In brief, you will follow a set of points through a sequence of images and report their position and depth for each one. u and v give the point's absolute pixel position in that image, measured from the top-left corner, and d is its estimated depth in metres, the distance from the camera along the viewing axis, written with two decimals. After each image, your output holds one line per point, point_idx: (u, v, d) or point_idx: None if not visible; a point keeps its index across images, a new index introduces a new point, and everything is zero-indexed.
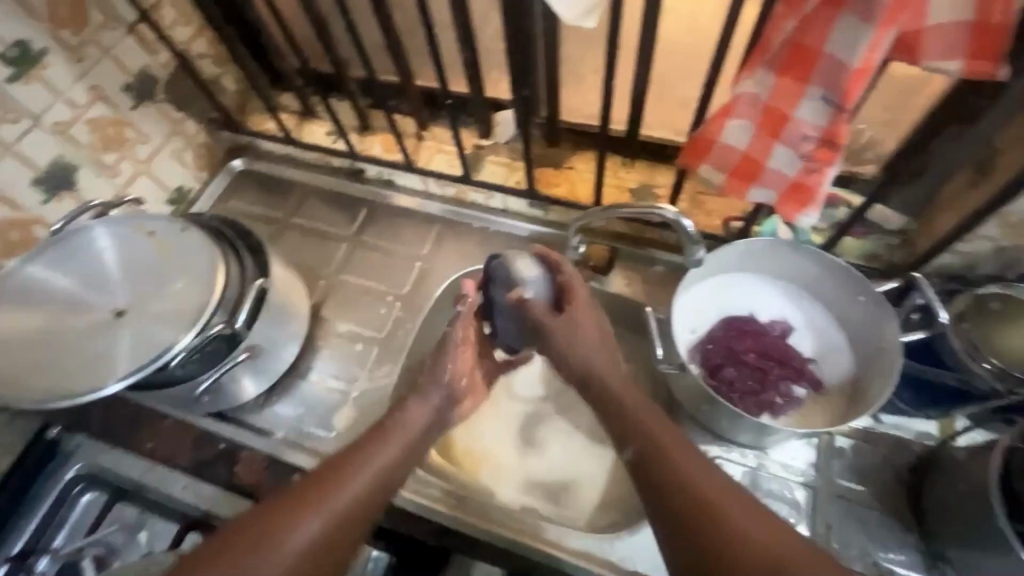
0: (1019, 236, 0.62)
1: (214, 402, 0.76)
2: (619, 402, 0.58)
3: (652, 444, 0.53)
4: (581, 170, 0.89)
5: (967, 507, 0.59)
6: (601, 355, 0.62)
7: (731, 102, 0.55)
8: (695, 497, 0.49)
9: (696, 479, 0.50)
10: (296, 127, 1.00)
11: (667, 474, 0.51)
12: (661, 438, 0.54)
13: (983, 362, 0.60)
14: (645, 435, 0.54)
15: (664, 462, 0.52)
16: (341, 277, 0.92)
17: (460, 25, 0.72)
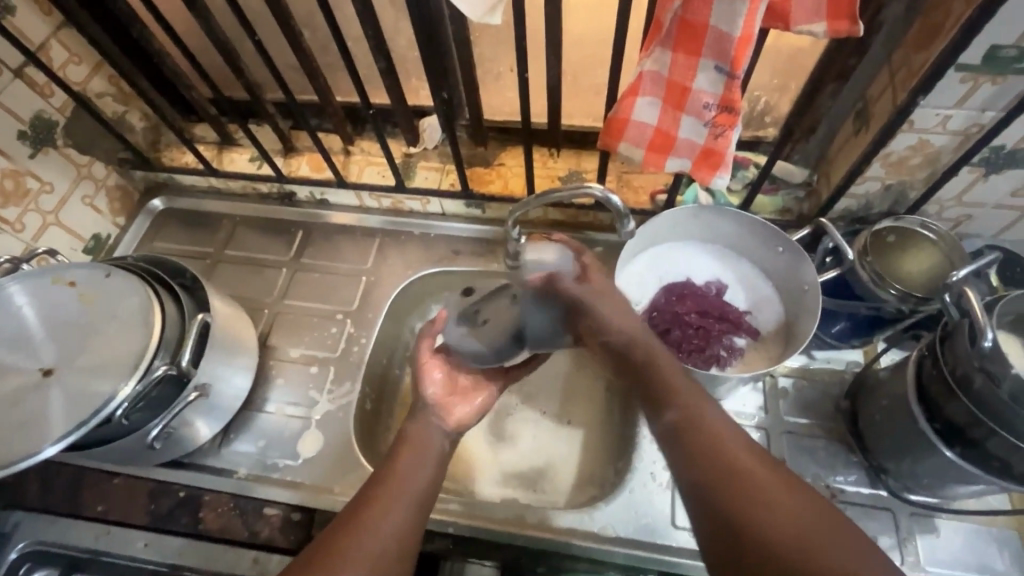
0: (901, 174, 0.70)
1: (168, 451, 0.72)
2: (659, 373, 0.58)
3: (691, 410, 0.54)
4: (512, 165, 0.91)
5: (894, 420, 0.65)
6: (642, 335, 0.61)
7: (637, 81, 0.59)
8: (721, 461, 0.50)
9: (727, 446, 0.51)
10: (216, 156, 0.97)
11: (700, 439, 0.52)
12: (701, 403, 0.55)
13: (889, 289, 0.67)
14: (684, 402, 0.55)
15: (699, 428, 0.53)
16: (285, 303, 0.90)
17: (373, 36, 0.73)
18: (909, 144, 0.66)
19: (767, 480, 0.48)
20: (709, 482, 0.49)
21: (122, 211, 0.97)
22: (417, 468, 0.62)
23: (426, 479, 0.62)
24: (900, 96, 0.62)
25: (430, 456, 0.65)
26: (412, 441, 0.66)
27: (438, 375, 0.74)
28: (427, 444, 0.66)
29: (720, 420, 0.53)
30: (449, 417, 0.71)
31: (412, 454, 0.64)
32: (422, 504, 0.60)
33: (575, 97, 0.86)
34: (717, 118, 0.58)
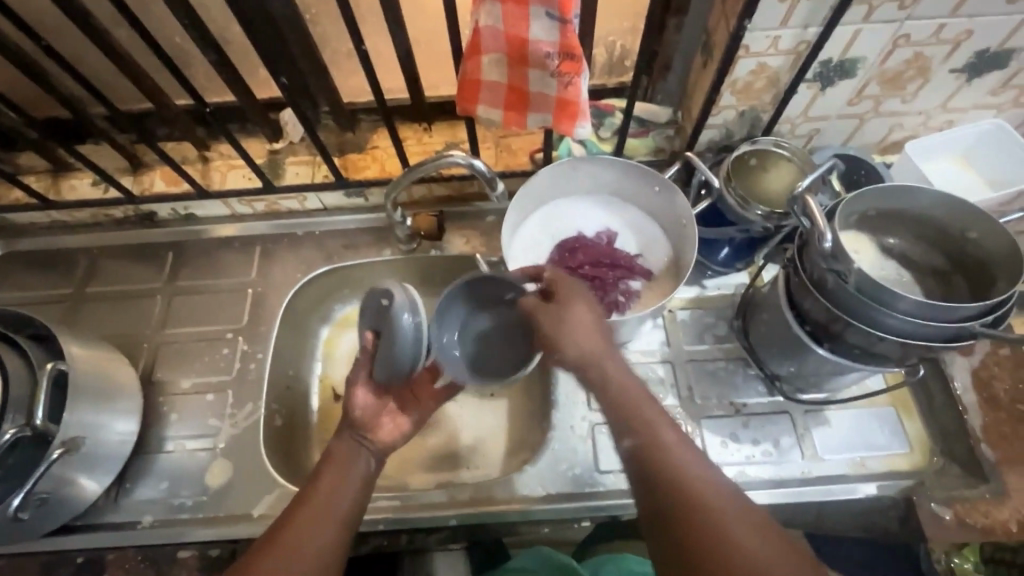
0: (750, 98, 0.73)
1: (51, 518, 0.65)
2: (629, 403, 0.57)
3: (663, 452, 0.53)
4: (386, 146, 0.87)
5: (776, 330, 0.70)
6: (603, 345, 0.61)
7: (477, 38, 0.57)
8: (692, 508, 0.49)
9: (699, 490, 0.50)
10: (51, 186, 0.87)
11: (671, 485, 0.51)
12: (671, 442, 0.54)
13: (756, 210, 0.70)
14: (653, 439, 0.54)
15: (672, 472, 0.52)
16: (166, 333, 0.83)
17: (191, 26, 0.66)
18: (749, 69, 0.69)
19: (738, 527, 0.48)
20: (682, 534, 0.48)
21: None
22: (342, 489, 0.61)
23: (350, 503, 0.60)
24: (731, 23, 0.64)
25: (355, 472, 0.63)
26: (339, 458, 0.64)
27: (362, 391, 0.68)
28: (353, 462, 0.64)
29: (691, 460, 0.53)
30: (378, 433, 0.67)
31: (338, 473, 0.62)
32: (349, 513, 0.60)
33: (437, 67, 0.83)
34: (562, 67, 0.58)
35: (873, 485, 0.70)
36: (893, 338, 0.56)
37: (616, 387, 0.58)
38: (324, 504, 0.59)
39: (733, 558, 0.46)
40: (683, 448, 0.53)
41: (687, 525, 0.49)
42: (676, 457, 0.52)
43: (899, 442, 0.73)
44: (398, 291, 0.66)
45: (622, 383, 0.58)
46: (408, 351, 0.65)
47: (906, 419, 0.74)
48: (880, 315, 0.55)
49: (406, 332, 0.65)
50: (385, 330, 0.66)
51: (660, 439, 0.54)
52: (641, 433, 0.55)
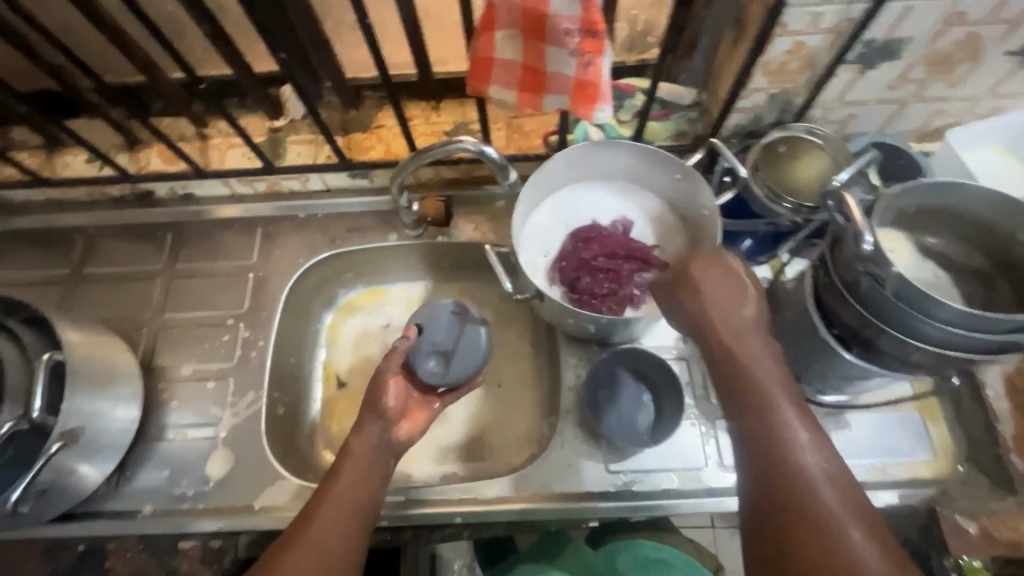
0: (783, 80, 0.68)
1: (50, 507, 0.64)
2: (731, 350, 0.49)
3: (752, 398, 0.47)
4: (391, 125, 0.83)
5: (799, 330, 0.67)
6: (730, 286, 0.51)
7: (491, 13, 0.53)
8: (787, 487, 0.44)
9: (797, 472, 0.44)
10: (45, 164, 0.84)
11: (768, 465, 0.45)
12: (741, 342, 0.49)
13: (783, 203, 0.67)
14: (741, 366, 0.48)
15: (763, 449, 0.46)
16: (166, 318, 0.81)
17: None
18: (785, 48, 0.63)
19: (840, 508, 0.43)
20: (779, 514, 0.44)
21: None
22: (356, 486, 0.59)
23: (365, 496, 0.58)
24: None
25: (368, 469, 0.61)
26: (356, 452, 0.61)
27: (394, 384, 0.66)
28: (370, 457, 0.61)
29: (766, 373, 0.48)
30: (400, 430, 0.65)
31: (352, 469, 0.60)
32: (365, 513, 0.58)
33: None
34: (582, 46, 0.53)
35: (894, 494, 0.67)
36: (930, 347, 0.52)
37: (727, 316, 0.50)
38: (339, 503, 0.57)
39: (837, 539, 0.42)
40: (777, 387, 0.47)
41: (778, 508, 0.44)
42: (782, 422, 0.46)
43: (923, 449, 0.70)
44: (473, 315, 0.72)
45: (708, 278, 0.52)
46: (464, 370, 0.69)
47: (931, 425, 0.71)
48: (917, 323, 0.51)
49: (475, 353, 0.70)
50: (454, 339, 0.69)
51: (739, 355, 0.49)
52: (734, 381, 0.49)
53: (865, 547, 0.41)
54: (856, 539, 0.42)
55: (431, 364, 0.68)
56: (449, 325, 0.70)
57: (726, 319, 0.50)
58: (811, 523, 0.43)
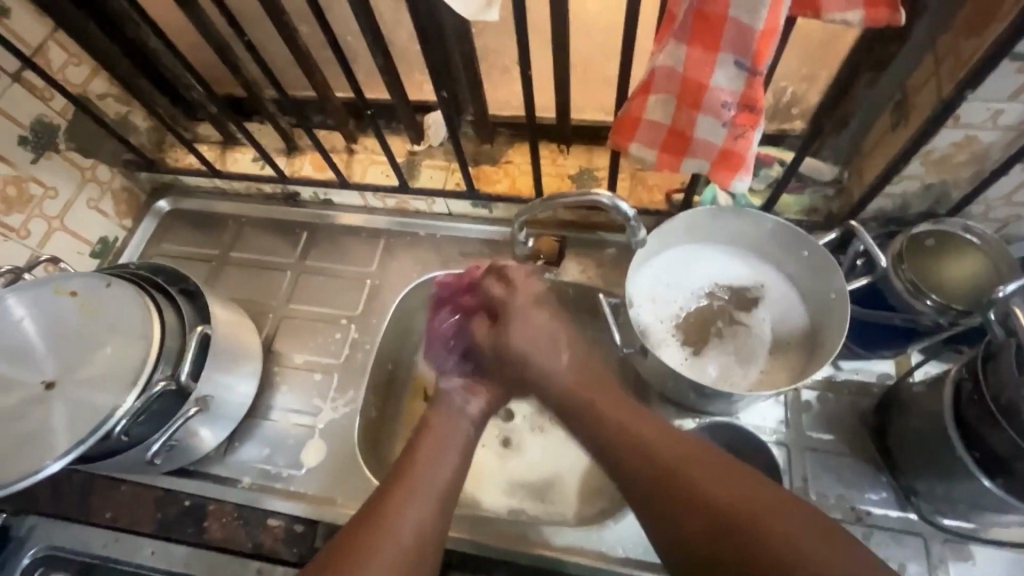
0: (944, 172, 0.64)
1: (171, 462, 0.71)
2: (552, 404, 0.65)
3: (633, 456, 0.55)
4: (519, 162, 0.87)
5: (927, 442, 0.61)
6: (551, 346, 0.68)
7: (649, 77, 0.54)
8: (707, 510, 0.49)
9: (704, 490, 0.50)
10: (219, 157, 0.96)
11: (680, 483, 0.52)
12: (629, 422, 0.58)
13: (925, 299, 0.62)
14: (620, 428, 0.58)
15: (669, 493, 0.52)
16: (289, 307, 0.89)
17: (369, 30, 0.68)
18: (954, 140, 0.59)
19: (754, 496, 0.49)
20: (710, 538, 0.48)
21: (128, 214, 0.96)
22: (437, 464, 0.62)
23: (448, 473, 0.62)
24: (944, 89, 0.56)
25: (454, 443, 0.65)
26: (438, 432, 0.65)
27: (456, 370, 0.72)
28: (456, 425, 0.67)
29: (652, 431, 0.57)
30: (473, 403, 0.69)
31: (437, 449, 0.63)
32: (448, 491, 0.60)
33: (587, 90, 0.82)
34: (737, 118, 0.53)
35: None
36: None
37: (556, 385, 0.65)
38: (425, 478, 0.60)
39: (769, 524, 0.47)
40: (621, 417, 0.59)
41: (709, 526, 0.48)
42: (669, 457, 0.54)
43: None
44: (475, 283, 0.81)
45: (539, 335, 0.68)
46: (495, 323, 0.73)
47: None
48: None
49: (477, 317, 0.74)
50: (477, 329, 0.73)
51: (619, 427, 0.58)
52: (620, 448, 0.57)
53: (790, 517, 0.47)
54: (784, 514, 0.47)
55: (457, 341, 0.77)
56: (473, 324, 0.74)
57: (573, 394, 0.63)
58: (736, 522, 0.47)
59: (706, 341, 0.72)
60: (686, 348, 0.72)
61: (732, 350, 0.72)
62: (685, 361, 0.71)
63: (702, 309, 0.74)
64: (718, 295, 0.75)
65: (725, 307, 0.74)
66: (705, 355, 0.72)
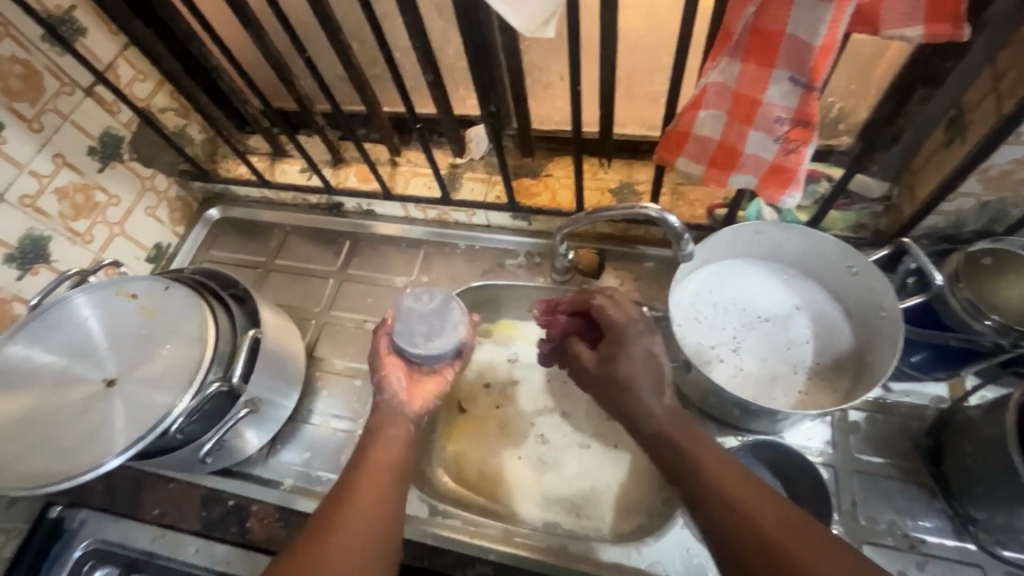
0: (1003, 189, 0.62)
1: (218, 461, 0.73)
2: (639, 434, 0.60)
3: (715, 504, 0.52)
4: (560, 175, 0.88)
5: (987, 469, 0.59)
6: (654, 387, 0.60)
7: (700, 93, 0.54)
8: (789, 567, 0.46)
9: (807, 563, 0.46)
10: (268, 168, 0.99)
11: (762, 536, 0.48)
12: (705, 459, 0.55)
13: (984, 320, 0.60)
14: (703, 475, 0.54)
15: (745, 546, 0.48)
16: (331, 314, 0.91)
17: (420, 47, 0.71)
18: (1014, 157, 0.58)
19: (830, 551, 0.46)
20: None
21: (181, 221, 1.00)
22: (390, 449, 0.65)
23: (398, 458, 0.64)
24: (1006, 105, 0.54)
25: (396, 434, 0.67)
26: (381, 426, 0.68)
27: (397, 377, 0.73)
28: (396, 418, 0.69)
29: (727, 475, 0.53)
30: (411, 402, 0.71)
31: (387, 438, 0.66)
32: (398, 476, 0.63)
33: (630, 106, 0.82)
34: (789, 134, 0.53)
35: None
36: None
37: (651, 421, 0.59)
38: (381, 464, 0.63)
39: None
40: (704, 456, 0.55)
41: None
42: (753, 503, 0.51)
43: None
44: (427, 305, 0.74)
45: (640, 378, 0.60)
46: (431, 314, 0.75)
47: None
48: None
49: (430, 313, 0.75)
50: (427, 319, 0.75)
51: (706, 476, 0.54)
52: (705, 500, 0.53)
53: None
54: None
55: (417, 333, 0.74)
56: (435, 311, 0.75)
57: (666, 434, 0.58)
58: None
59: (758, 363, 0.71)
60: (733, 367, 0.71)
61: (776, 366, 0.71)
62: (735, 379, 0.70)
63: (746, 326, 0.73)
64: (760, 312, 0.74)
65: (764, 326, 0.73)
66: (753, 373, 0.70)
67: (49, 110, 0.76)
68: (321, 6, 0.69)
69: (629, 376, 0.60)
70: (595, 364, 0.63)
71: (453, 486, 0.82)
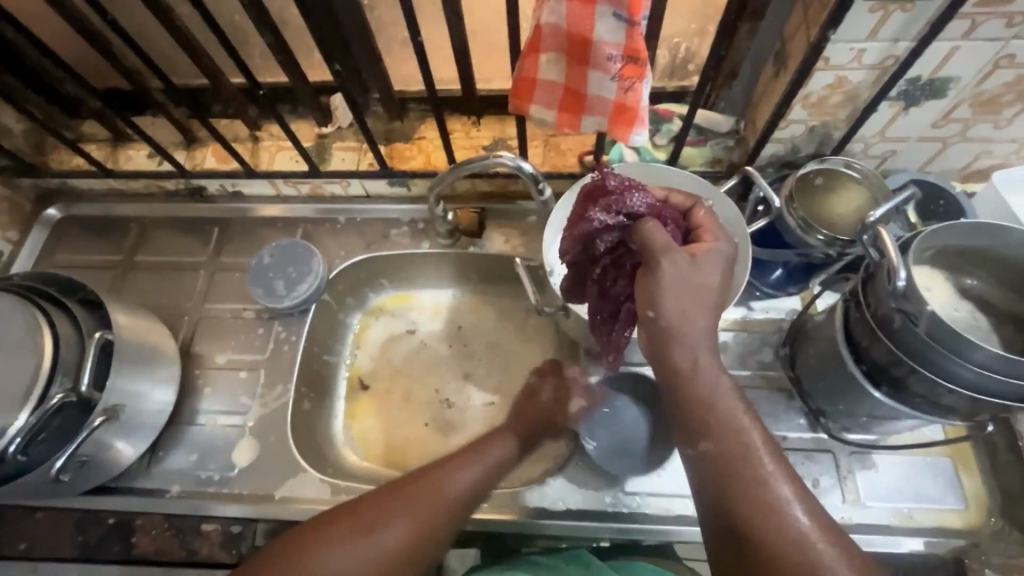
0: (824, 113, 0.68)
1: (86, 480, 0.67)
2: (666, 357, 0.47)
3: (747, 483, 0.44)
4: (432, 137, 0.85)
5: (828, 366, 0.66)
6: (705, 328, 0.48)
7: (536, 36, 0.55)
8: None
9: None
10: (110, 156, 0.89)
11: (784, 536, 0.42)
12: (741, 419, 0.46)
13: (816, 234, 0.66)
14: (738, 442, 0.45)
15: (763, 535, 0.42)
16: (206, 307, 0.85)
17: (250, 6, 0.65)
18: (826, 82, 0.64)
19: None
20: None
21: (12, 225, 0.88)
22: (462, 472, 0.60)
23: (468, 486, 0.59)
24: (812, 33, 0.59)
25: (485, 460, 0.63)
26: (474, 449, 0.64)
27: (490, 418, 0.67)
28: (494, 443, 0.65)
29: (766, 447, 0.45)
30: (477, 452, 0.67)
31: (475, 459, 0.62)
32: (458, 508, 0.57)
33: (491, 59, 0.81)
34: (624, 71, 0.54)
35: (919, 541, 0.66)
36: (964, 392, 0.52)
37: (691, 366, 0.47)
38: (432, 494, 0.57)
39: None
40: (736, 410, 0.46)
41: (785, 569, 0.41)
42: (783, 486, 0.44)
43: (954, 497, 0.69)
44: (291, 275, 0.81)
45: (698, 308, 0.47)
46: (291, 275, 0.81)
47: (962, 473, 0.70)
48: (946, 361, 0.52)
49: (292, 277, 0.81)
50: (286, 279, 0.81)
51: (743, 448, 0.45)
52: (734, 478, 0.44)
53: None
54: None
55: (278, 285, 0.81)
56: (291, 271, 0.82)
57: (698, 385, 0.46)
58: None
59: None
60: None
61: None
62: None
63: None
64: None
65: None
66: None
67: None
68: None
69: (702, 287, 0.47)
70: (677, 257, 0.47)
71: (362, 464, 0.81)
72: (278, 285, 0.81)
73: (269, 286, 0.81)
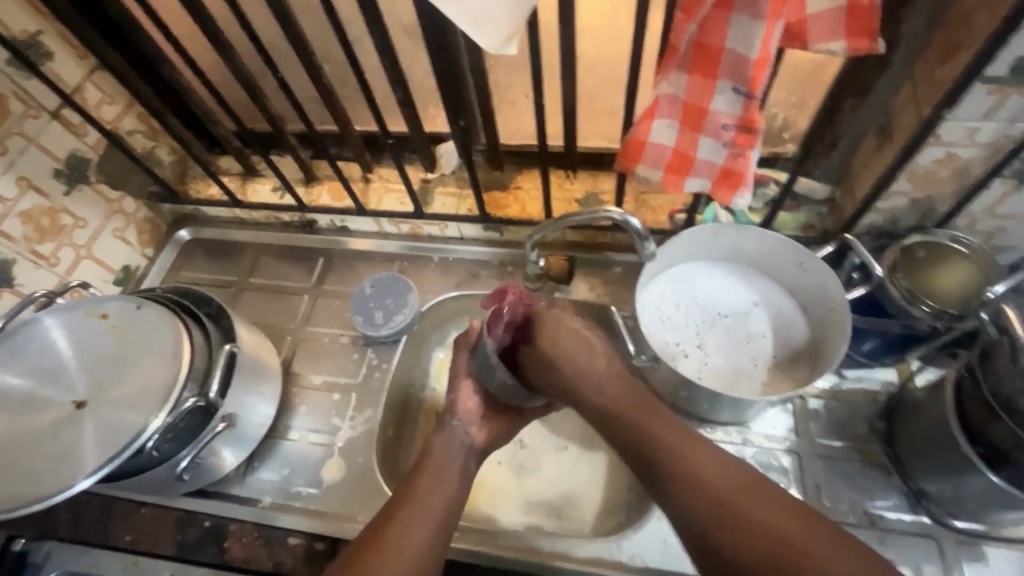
0: (929, 187, 0.69)
1: (195, 480, 0.72)
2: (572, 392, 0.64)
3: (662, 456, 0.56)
4: (529, 188, 0.91)
5: (934, 443, 0.63)
6: (591, 359, 0.65)
7: (653, 104, 0.59)
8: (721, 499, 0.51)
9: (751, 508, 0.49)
10: (240, 188, 1.00)
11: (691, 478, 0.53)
12: (683, 446, 0.55)
13: (921, 305, 0.65)
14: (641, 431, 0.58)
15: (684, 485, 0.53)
16: (308, 330, 0.91)
17: (390, 68, 0.73)
18: (936, 157, 0.64)
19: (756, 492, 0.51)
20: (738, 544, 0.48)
21: (150, 243, 0.99)
22: (439, 483, 0.63)
23: (446, 498, 0.62)
24: (924, 110, 0.61)
25: (451, 473, 0.65)
26: (433, 462, 0.66)
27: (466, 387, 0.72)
28: (450, 459, 0.66)
29: (662, 429, 0.58)
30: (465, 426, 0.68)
31: (434, 471, 0.65)
32: (446, 520, 0.61)
33: (591, 120, 0.87)
34: (736, 139, 0.58)
35: None
36: None
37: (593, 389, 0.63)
38: (422, 503, 0.61)
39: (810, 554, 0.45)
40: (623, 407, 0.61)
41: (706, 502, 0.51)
42: (705, 468, 0.53)
43: None
44: (391, 306, 0.87)
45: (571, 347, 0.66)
46: (389, 304, 0.87)
47: None
48: None
49: (390, 308, 0.87)
50: (385, 308, 0.87)
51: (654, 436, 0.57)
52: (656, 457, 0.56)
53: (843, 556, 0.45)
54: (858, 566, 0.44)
55: (377, 314, 0.87)
56: (390, 301, 0.87)
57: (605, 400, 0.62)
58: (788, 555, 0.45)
59: (720, 354, 0.75)
60: (700, 363, 0.74)
61: (737, 358, 0.75)
62: (705, 373, 0.74)
63: (708, 323, 0.77)
64: (722, 309, 0.78)
65: (728, 321, 0.77)
66: (719, 367, 0.74)
67: (15, 133, 0.76)
68: (292, 31, 0.71)
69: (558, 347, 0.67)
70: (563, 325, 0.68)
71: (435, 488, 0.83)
72: (378, 313, 0.87)
73: (370, 314, 0.87)
